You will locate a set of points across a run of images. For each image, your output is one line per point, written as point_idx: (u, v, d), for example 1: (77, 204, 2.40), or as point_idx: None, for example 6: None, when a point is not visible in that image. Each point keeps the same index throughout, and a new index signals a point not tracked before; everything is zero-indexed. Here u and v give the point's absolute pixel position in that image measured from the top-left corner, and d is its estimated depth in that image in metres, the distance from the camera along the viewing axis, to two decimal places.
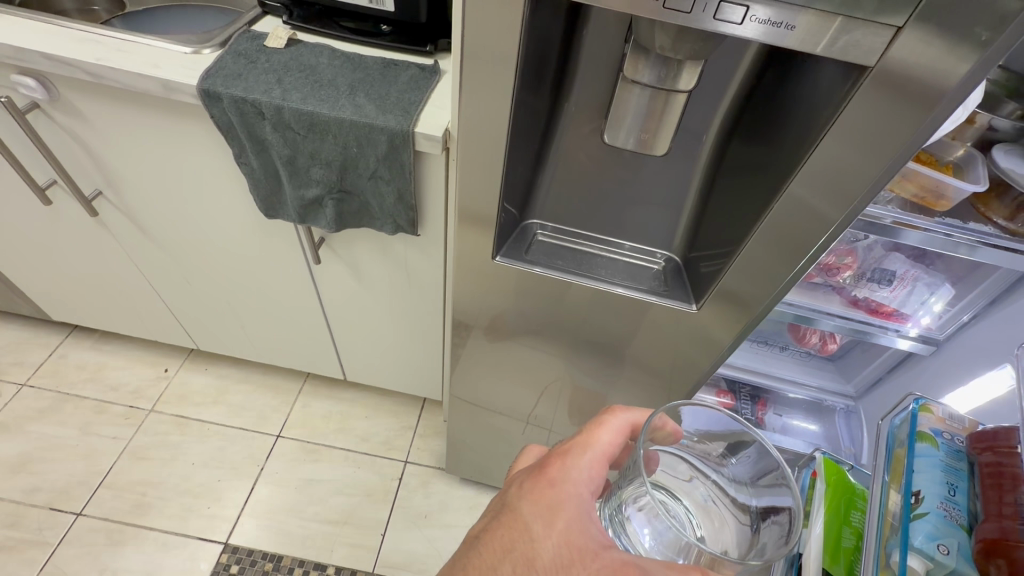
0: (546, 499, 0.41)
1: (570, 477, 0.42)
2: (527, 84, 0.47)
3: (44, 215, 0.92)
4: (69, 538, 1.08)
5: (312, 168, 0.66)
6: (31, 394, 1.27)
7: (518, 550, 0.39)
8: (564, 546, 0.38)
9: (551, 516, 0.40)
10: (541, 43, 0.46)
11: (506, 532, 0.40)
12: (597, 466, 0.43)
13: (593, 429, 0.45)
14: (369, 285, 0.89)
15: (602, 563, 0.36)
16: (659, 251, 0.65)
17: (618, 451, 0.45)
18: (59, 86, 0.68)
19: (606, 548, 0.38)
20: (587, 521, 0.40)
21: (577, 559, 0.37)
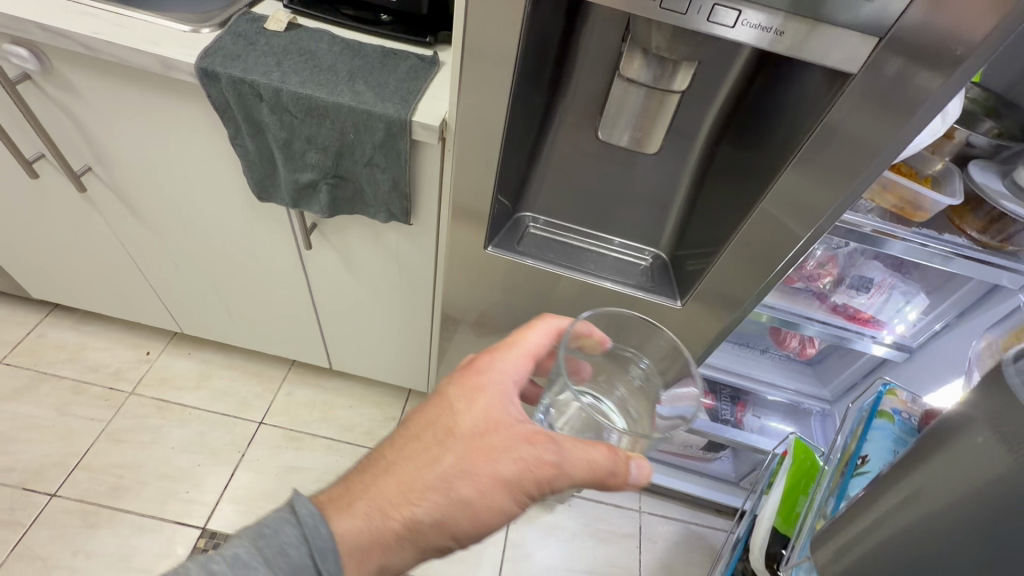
0: (472, 381, 0.46)
1: (496, 365, 0.47)
2: (525, 78, 0.48)
3: (29, 189, 0.90)
4: (42, 519, 1.06)
5: (308, 152, 0.66)
6: (8, 373, 1.24)
7: (441, 421, 0.44)
8: (483, 418, 0.44)
9: (475, 394, 0.45)
10: (541, 39, 0.47)
11: (432, 408, 0.45)
12: (525, 361, 0.48)
13: (523, 329, 0.49)
14: (357, 272, 0.89)
15: (515, 431, 0.43)
16: (647, 249, 0.67)
17: (548, 352, 0.50)
18: (53, 58, 0.67)
19: (520, 421, 0.44)
20: (506, 401, 0.45)
21: (494, 426, 0.43)
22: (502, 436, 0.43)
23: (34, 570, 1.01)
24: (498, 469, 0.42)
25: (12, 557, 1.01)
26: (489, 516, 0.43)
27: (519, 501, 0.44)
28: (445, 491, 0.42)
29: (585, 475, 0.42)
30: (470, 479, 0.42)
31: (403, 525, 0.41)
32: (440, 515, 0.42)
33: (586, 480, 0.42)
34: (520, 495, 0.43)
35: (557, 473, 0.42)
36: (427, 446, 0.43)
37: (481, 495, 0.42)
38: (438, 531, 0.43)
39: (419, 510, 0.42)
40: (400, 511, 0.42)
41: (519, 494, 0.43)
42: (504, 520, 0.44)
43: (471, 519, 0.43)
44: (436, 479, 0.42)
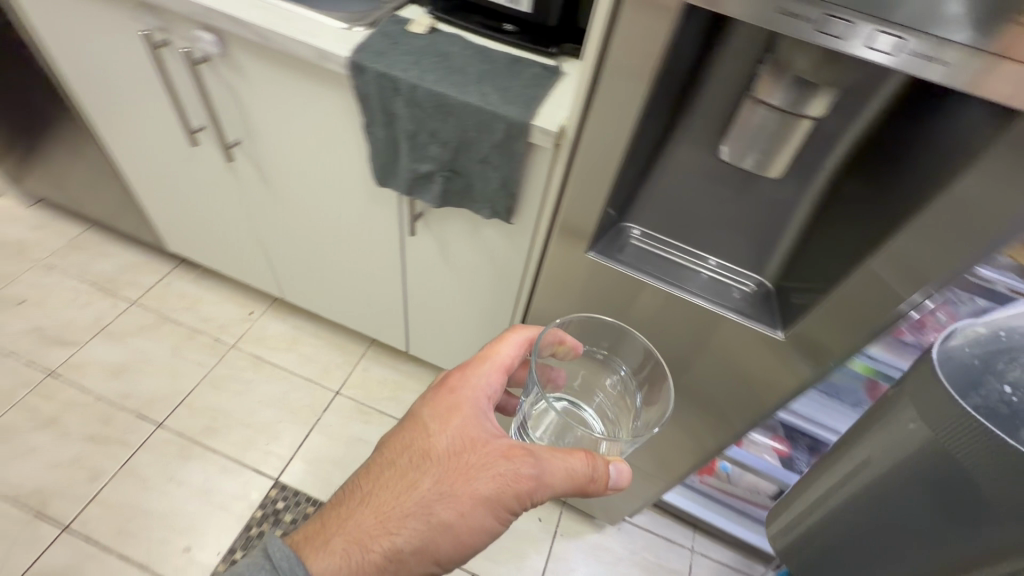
0: (445, 404, 0.54)
1: (467, 386, 0.55)
2: (656, 93, 0.50)
3: (185, 155, 1.03)
4: (148, 444, 1.20)
5: (430, 145, 0.71)
6: (138, 311, 1.42)
7: (418, 444, 0.52)
8: (458, 437, 0.52)
9: (448, 417, 0.53)
10: (680, 54, 0.48)
11: (409, 434, 0.53)
12: (495, 374, 0.57)
13: (494, 346, 0.58)
14: (451, 262, 0.94)
15: (490, 448, 0.51)
16: (749, 274, 0.65)
17: (515, 361, 0.58)
18: (231, 44, 0.77)
19: (494, 437, 0.52)
20: (478, 419, 0.53)
21: (469, 447, 0.51)
22: (477, 455, 0.51)
23: (136, 487, 1.14)
24: (476, 488, 0.49)
25: (120, 472, 1.15)
26: (469, 534, 0.50)
27: (498, 515, 0.51)
28: (426, 515, 0.49)
29: (564, 482, 0.50)
30: (448, 500, 0.49)
31: (387, 550, 0.48)
32: (420, 541, 0.49)
33: (564, 486, 0.50)
34: (499, 510, 0.51)
35: (535, 482, 0.50)
36: (405, 472, 0.51)
37: (460, 515, 0.49)
38: (420, 556, 0.49)
39: (399, 538, 0.48)
40: (381, 541, 0.48)
41: (498, 510, 0.50)
42: (483, 538, 0.51)
43: (451, 540, 0.50)
44: (416, 503, 0.49)
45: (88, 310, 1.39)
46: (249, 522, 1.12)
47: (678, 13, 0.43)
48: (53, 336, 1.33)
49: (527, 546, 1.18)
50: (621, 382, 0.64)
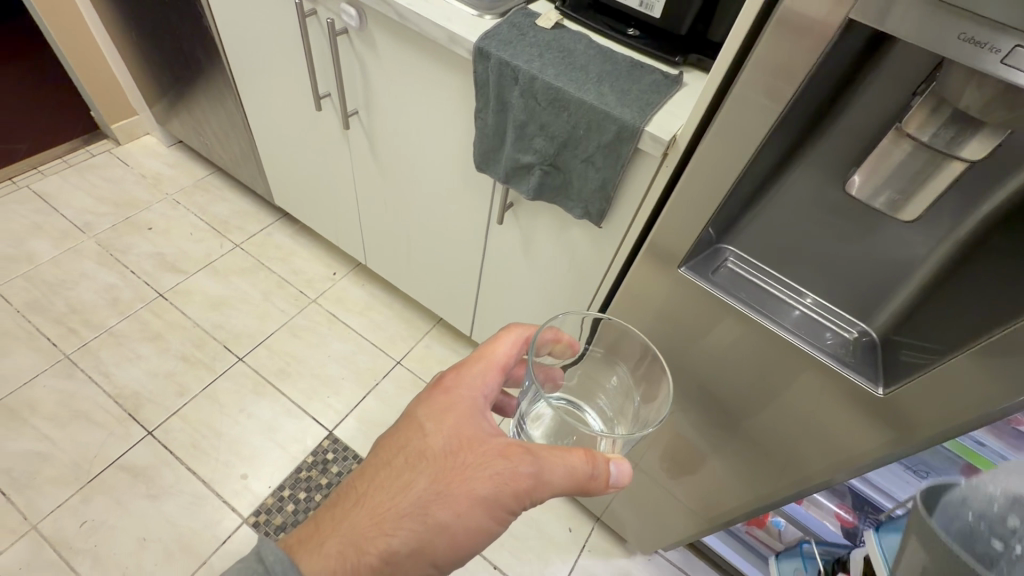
0: (439, 404, 0.51)
1: (462, 386, 0.53)
2: (790, 112, 0.47)
3: (308, 117, 1.12)
4: (228, 374, 1.31)
5: (537, 138, 0.72)
6: (240, 254, 1.55)
7: (413, 446, 0.49)
8: (453, 437, 0.49)
9: (444, 416, 0.50)
10: (824, 74, 0.45)
11: (403, 434, 0.50)
12: (490, 374, 0.54)
13: (491, 344, 0.55)
14: (531, 257, 0.95)
15: (488, 447, 0.48)
16: (851, 320, 0.60)
17: (513, 362, 0.56)
18: (369, 19, 0.82)
19: (492, 436, 0.49)
20: (474, 418, 0.50)
21: (465, 446, 0.49)
22: (475, 454, 0.48)
23: (212, 410, 1.25)
24: (473, 488, 0.47)
25: (201, 394, 1.27)
26: (467, 534, 0.48)
27: (497, 516, 0.48)
28: (422, 515, 0.46)
29: (564, 481, 0.47)
30: (444, 500, 0.47)
31: (380, 555, 0.45)
32: (417, 542, 0.46)
33: (563, 485, 0.48)
34: (498, 510, 0.48)
35: (533, 482, 0.47)
36: (399, 472, 0.48)
37: (457, 515, 0.47)
38: (417, 558, 0.47)
39: (395, 540, 0.46)
40: (375, 544, 0.45)
41: (496, 510, 0.48)
42: (480, 539, 0.49)
43: (448, 541, 0.47)
44: (410, 505, 0.46)
45: (200, 245, 1.55)
46: (300, 464, 1.20)
47: (835, 31, 0.40)
48: (168, 263, 1.49)
49: (552, 552, 1.17)
50: (622, 382, 0.63)
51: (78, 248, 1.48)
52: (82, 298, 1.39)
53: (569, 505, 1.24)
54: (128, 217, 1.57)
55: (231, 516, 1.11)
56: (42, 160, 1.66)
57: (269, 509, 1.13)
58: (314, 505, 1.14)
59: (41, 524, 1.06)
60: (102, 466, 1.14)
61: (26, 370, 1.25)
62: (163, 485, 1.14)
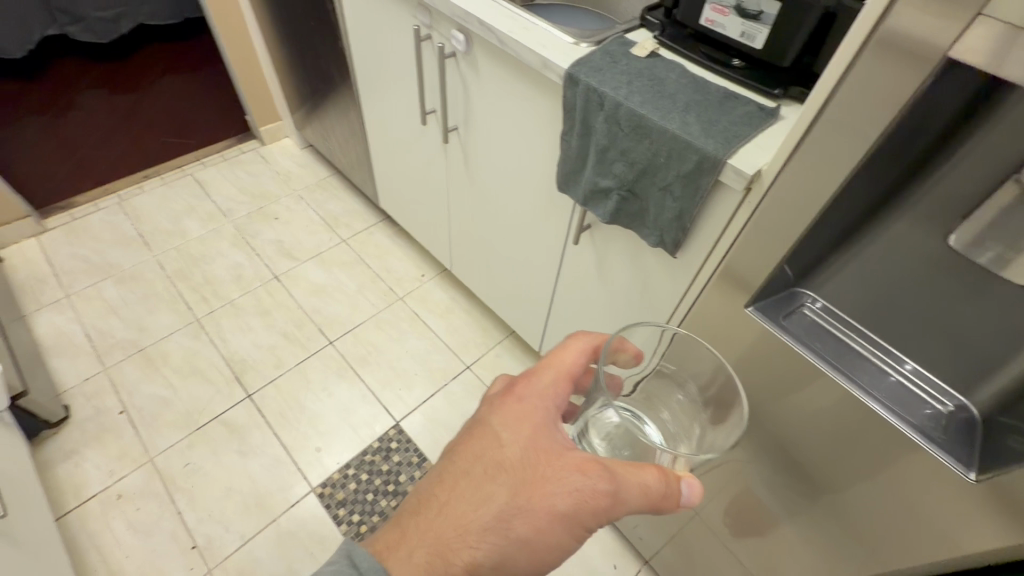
0: (514, 413, 0.51)
1: (534, 394, 0.52)
2: (875, 157, 0.44)
3: (414, 129, 1.22)
4: (318, 354, 1.45)
5: (617, 163, 0.73)
6: (343, 248, 1.71)
7: (488, 457, 0.48)
8: (530, 448, 0.48)
9: (520, 426, 0.50)
10: (916, 119, 0.42)
11: (478, 444, 0.49)
12: (561, 384, 0.54)
13: (559, 353, 0.55)
14: (605, 280, 0.94)
15: (567, 461, 0.48)
16: (950, 393, 0.53)
17: (580, 370, 0.55)
18: (474, 44, 0.88)
19: (568, 449, 0.49)
20: (549, 429, 0.50)
21: (543, 458, 0.48)
22: (554, 468, 0.47)
23: (301, 385, 1.39)
24: (553, 503, 0.46)
25: (294, 369, 1.42)
26: (546, 550, 0.47)
27: (573, 533, 0.48)
28: (503, 529, 0.46)
29: (640, 499, 0.47)
30: (524, 513, 0.46)
31: (464, 569, 0.44)
32: (498, 556, 0.46)
33: (638, 503, 0.47)
34: (576, 527, 0.48)
35: (612, 500, 0.47)
36: (477, 483, 0.47)
37: (537, 531, 0.46)
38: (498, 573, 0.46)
39: (478, 553, 0.45)
40: (460, 555, 0.45)
41: (574, 526, 0.47)
42: (557, 556, 0.48)
43: (528, 558, 0.47)
44: (490, 517, 0.46)
45: (313, 237, 1.74)
46: (366, 448, 1.28)
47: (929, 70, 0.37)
48: (285, 250, 1.70)
49: None
50: (691, 401, 0.61)
51: (219, 230, 1.73)
52: (216, 272, 1.62)
53: (618, 539, 1.20)
54: (260, 207, 1.82)
55: (302, 483, 1.23)
56: (204, 154, 1.97)
57: (334, 483, 1.22)
58: (372, 489, 1.21)
59: (156, 458, 1.25)
60: (207, 418, 1.32)
61: (166, 327, 1.49)
62: (251, 444, 1.28)
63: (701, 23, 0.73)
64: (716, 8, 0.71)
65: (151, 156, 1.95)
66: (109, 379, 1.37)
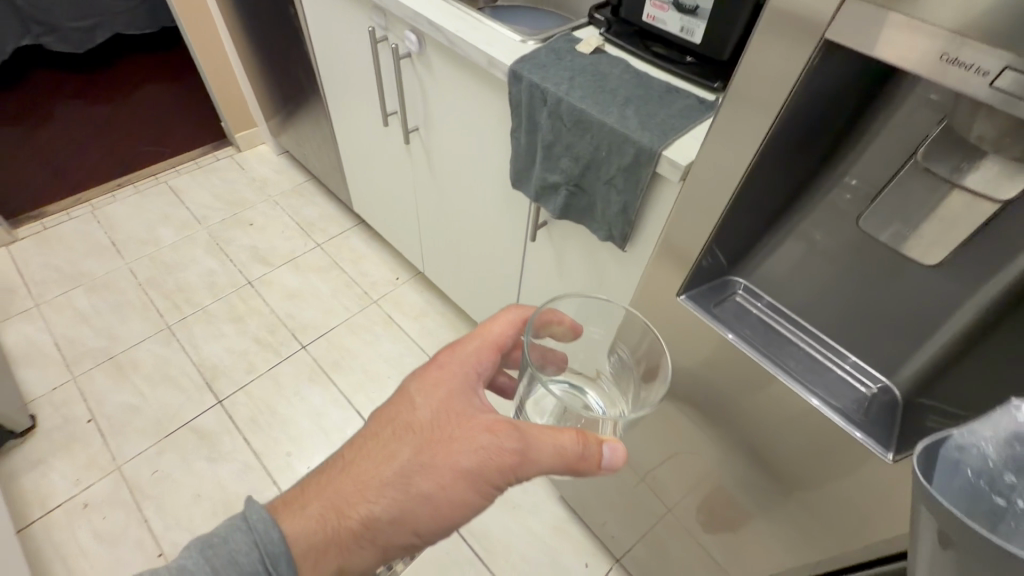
0: (431, 378, 0.51)
1: (455, 362, 0.53)
2: (775, 144, 0.44)
3: (379, 131, 1.22)
4: (291, 359, 1.45)
5: (563, 158, 0.73)
6: (318, 253, 1.71)
7: (399, 418, 0.49)
8: (442, 410, 0.49)
9: (435, 391, 0.50)
10: (812, 106, 0.43)
11: (392, 407, 0.50)
12: (486, 352, 0.55)
13: (488, 324, 0.57)
14: (564, 276, 0.95)
15: (477, 422, 0.48)
16: (877, 377, 0.53)
17: (509, 341, 0.58)
18: (427, 44, 0.89)
19: (480, 413, 0.49)
20: (465, 394, 0.50)
21: (453, 420, 0.48)
22: (463, 429, 0.48)
23: (273, 390, 1.38)
24: (457, 462, 0.47)
25: (266, 374, 1.41)
26: (450, 506, 0.47)
27: (480, 492, 0.48)
28: (404, 485, 0.46)
29: (553, 459, 0.47)
30: (427, 471, 0.46)
31: (362, 520, 0.46)
32: (398, 510, 0.47)
33: (549, 463, 0.47)
34: (483, 486, 0.48)
35: (519, 459, 0.47)
36: (384, 442, 0.48)
37: (441, 488, 0.47)
38: (399, 526, 0.47)
39: (376, 507, 0.46)
40: (358, 509, 0.46)
41: (481, 485, 0.48)
42: (465, 511, 0.49)
43: (429, 513, 0.47)
44: (393, 474, 0.47)
45: (288, 242, 1.74)
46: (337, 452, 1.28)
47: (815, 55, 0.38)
48: (260, 255, 1.69)
49: None
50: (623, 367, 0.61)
51: (192, 237, 1.73)
52: (189, 279, 1.62)
53: (589, 538, 1.19)
54: (235, 213, 1.81)
55: (272, 488, 1.22)
56: (180, 162, 1.97)
57: None
58: None
59: (124, 466, 1.24)
60: (177, 424, 1.31)
61: (137, 334, 1.48)
62: (221, 450, 1.27)
63: (643, 20, 0.74)
64: (655, 4, 0.72)
65: (126, 164, 1.94)
66: (78, 387, 1.36)
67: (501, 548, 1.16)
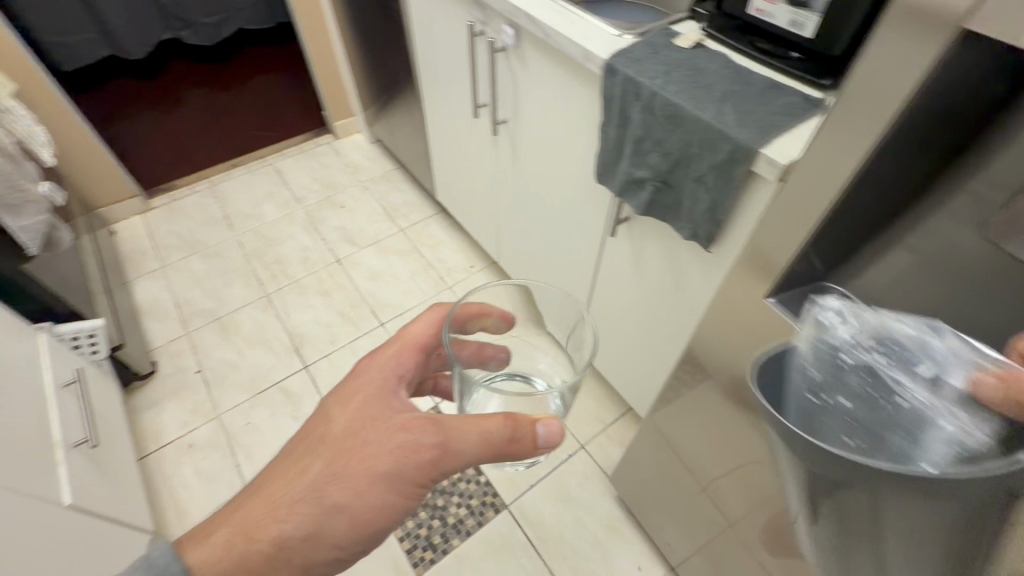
0: (345, 390, 0.55)
1: (371, 370, 0.56)
2: (888, 144, 0.42)
3: (468, 123, 1.27)
4: (369, 334, 1.54)
5: (652, 153, 0.73)
6: (400, 237, 1.81)
7: (314, 433, 0.53)
8: (355, 418, 0.52)
9: (346, 401, 0.53)
10: (929, 108, 0.40)
11: (307, 426, 0.54)
12: (406, 354, 0.59)
13: (407, 326, 0.60)
14: (641, 274, 0.94)
15: (391, 423, 0.52)
16: None
17: (432, 340, 0.61)
18: (523, 38, 0.91)
19: (397, 413, 0.53)
20: (381, 398, 0.54)
21: (365, 425, 0.51)
22: (375, 432, 0.51)
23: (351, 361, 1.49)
24: (372, 465, 0.50)
25: (347, 346, 1.52)
26: (372, 509, 0.50)
27: (402, 492, 0.51)
28: (318, 497, 0.49)
29: (477, 445, 0.51)
30: (340, 480, 0.50)
31: (274, 540, 0.49)
32: (311, 526, 0.49)
33: (472, 451, 0.51)
34: (404, 486, 0.51)
35: (439, 452, 0.51)
36: (299, 460, 0.52)
37: (358, 493, 0.50)
38: (314, 543, 0.50)
39: (287, 526, 0.49)
40: (267, 532, 0.49)
41: (402, 485, 0.51)
42: (387, 515, 0.51)
43: (349, 520, 0.50)
44: (309, 487, 0.50)
45: (374, 225, 1.85)
46: None
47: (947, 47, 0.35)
48: (348, 236, 1.81)
49: None
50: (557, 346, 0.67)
51: (292, 215, 1.89)
52: (286, 253, 1.77)
53: (644, 542, 1.17)
54: (329, 196, 1.96)
55: None
56: (285, 146, 2.15)
57: None
58: None
59: (222, 415, 1.38)
60: (268, 384, 1.44)
61: (240, 299, 1.64)
62: (304, 411, 1.39)
63: (749, 14, 0.72)
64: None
65: (240, 146, 2.16)
66: (190, 341, 1.54)
67: (553, 539, 1.18)
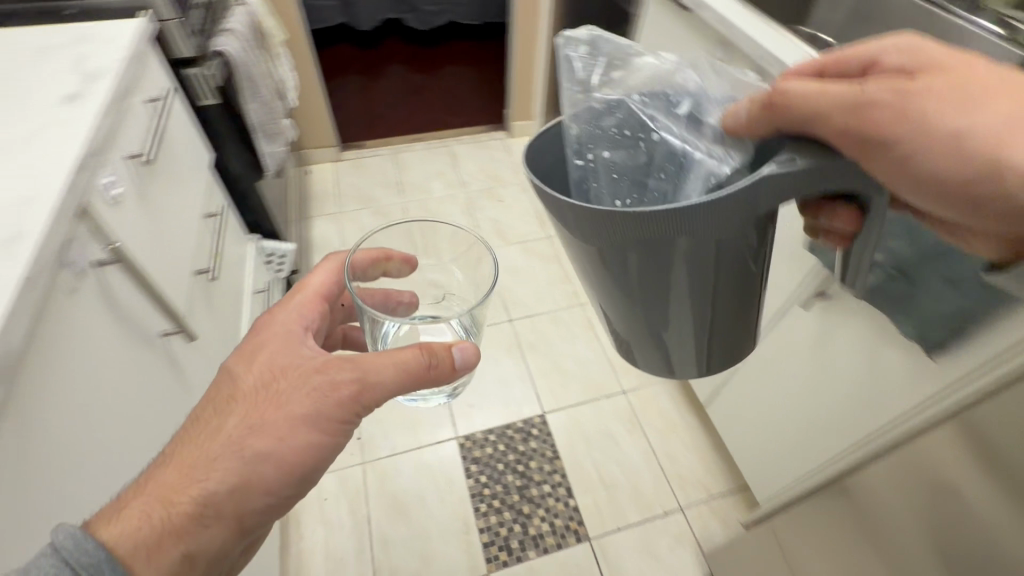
0: (250, 350, 0.53)
1: (273, 327, 0.55)
2: None
3: None
4: (497, 326, 1.59)
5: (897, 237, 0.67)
6: (547, 243, 1.85)
7: (225, 390, 0.51)
8: (266, 370, 0.51)
9: (254, 355, 0.52)
10: None
11: (216, 387, 0.51)
12: (311, 307, 0.57)
13: (308, 278, 0.59)
14: (823, 355, 0.87)
15: (304, 370, 0.51)
16: None
17: (335, 289, 0.60)
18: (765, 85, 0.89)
19: (308, 357, 0.52)
20: (287, 347, 0.53)
21: (278, 373, 0.51)
22: (290, 379, 0.50)
23: None
24: (289, 409, 0.49)
25: None
26: (300, 452, 0.50)
27: (325, 429, 0.50)
28: (237, 449, 0.48)
29: (395, 376, 0.49)
30: (258, 429, 0.49)
31: (193, 503, 0.46)
32: (234, 480, 0.47)
33: (392, 381, 0.49)
34: (326, 424, 0.50)
35: (360, 387, 0.50)
36: (212, 422, 0.49)
37: (280, 439, 0.49)
38: (240, 496, 0.48)
39: (206, 485, 0.47)
40: (188, 493, 0.46)
41: (324, 424, 0.50)
42: (317, 454, 0.51)
43: (275, 468, 0.49)
44: (225, 446, 0.48)
45: (525, 225, 1.91)
46: (511, 424, 1.38)
47: None
48: (499, 229, 1.89)
49: None
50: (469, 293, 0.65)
51: (454, 197, 2.01)
52: None
53: None
54: (491, 187, 2.06)
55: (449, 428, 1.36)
56: (463, 133, 2.31)
57: (475, 440, 1.34)
58: (504, 461, 1.30)
59: None
60: None
61: None
62: None
63: None
64: None
65: (424, 124, 2.36)
66: None
67: None
